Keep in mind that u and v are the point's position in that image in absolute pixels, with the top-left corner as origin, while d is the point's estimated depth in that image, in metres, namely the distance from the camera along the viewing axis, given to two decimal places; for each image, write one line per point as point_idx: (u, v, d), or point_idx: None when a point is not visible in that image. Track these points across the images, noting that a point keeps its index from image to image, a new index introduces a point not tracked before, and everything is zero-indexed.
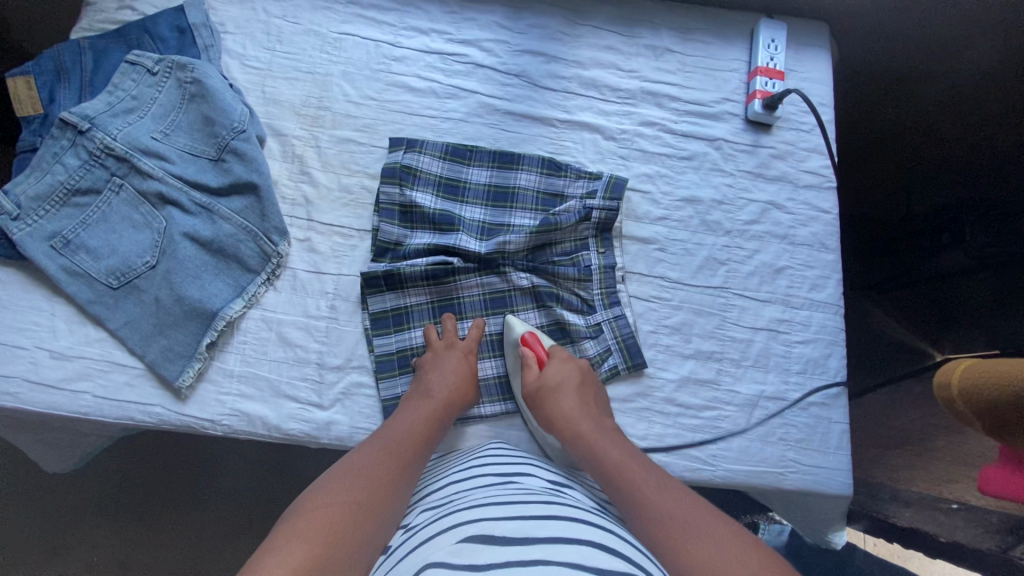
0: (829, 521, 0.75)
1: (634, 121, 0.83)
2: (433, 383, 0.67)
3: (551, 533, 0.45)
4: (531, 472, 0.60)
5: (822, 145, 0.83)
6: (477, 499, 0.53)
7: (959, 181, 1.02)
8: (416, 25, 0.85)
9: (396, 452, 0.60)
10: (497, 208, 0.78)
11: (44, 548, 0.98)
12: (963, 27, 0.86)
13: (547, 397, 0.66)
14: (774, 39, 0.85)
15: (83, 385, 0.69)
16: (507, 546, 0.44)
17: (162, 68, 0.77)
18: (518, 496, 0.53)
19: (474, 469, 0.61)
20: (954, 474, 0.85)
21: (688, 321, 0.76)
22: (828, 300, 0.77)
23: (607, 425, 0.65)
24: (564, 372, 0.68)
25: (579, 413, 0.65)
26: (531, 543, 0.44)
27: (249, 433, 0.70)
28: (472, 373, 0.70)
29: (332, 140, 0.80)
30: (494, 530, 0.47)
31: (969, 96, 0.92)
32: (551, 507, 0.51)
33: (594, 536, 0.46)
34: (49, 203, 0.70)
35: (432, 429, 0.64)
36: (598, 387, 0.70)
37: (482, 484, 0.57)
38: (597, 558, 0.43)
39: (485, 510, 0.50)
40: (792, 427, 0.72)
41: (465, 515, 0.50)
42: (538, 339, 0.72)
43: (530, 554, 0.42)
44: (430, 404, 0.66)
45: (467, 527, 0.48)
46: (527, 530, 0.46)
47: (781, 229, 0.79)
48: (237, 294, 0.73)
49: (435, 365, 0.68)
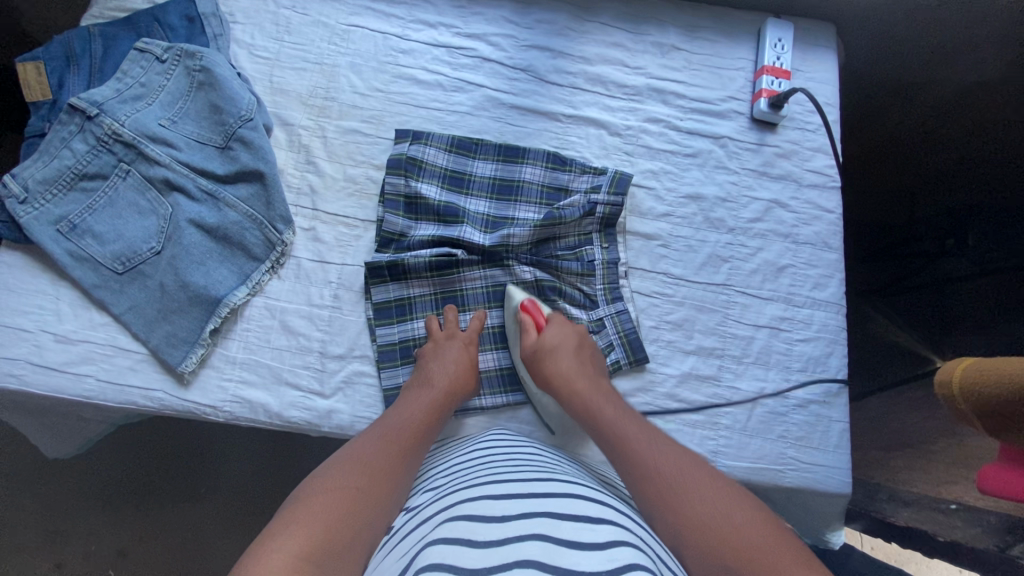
0: (828, 521, 0.75)
1: (639, 117, 0.83)
2: (433, 371, 0.67)
3: (548, 509, 0.46)
4: (532, 454, 0.61)
5: (828, 145, 0.83)
6: (477, 478, 0.54)
7: (958, 188, 1.04)
8: (424, 18, 0.86)
9: (397, 438, 0.60)
10: (501, 202, 0.78)
11: (43, 535, 0.98)
12: (965, 34, 0.87)
13: (544, 360, 0.67)
14: (781, 39, 0.85)
15: (87, 369, 0.69)
16: (506, 522, 0.45)
17: (171, 57, 0.78)
18: (518, 475, 0.54)
19: (478, 452, 0.62)
20: (952, 476, 0.88)
21: (689, 317, 0.76)
22: (830, 299, 0.77)
23: (603, 386, 0.67)
24: (561, 335, 0.69)
25: (576, 373, 0.66)
26: (531, 516, 0.45)
27: (251, 420, 0.70)
28: (474, 363, 0.70)
29: (338, 131, 0.81)
30: (492, 507, 0.47)
31: (973, 100, 0.94)
32: (552, 484, 0.52)
33: (593, 512, 0.47)
34: (56, 187, 0.71)
35: (434, 417, 0.65)
36: (595, 351, 0.71)
37: (483, 465, 0.58)
38: (596, 532, 0.43)
39: (483, 488, 0.51)
40: (793, 425, 0.72)
41: (464, 493, 0.51)
42: (537, 307, 0.72)
43: (530, 528, 0.44)
44: (431, 392, 0.66)
45: (468, 504, 0.49)
46: (525, 505, 0.47)
47: (784, 227, 0.80)
48: (242, 281, 0.73)
49: (438, 353, 0.69)
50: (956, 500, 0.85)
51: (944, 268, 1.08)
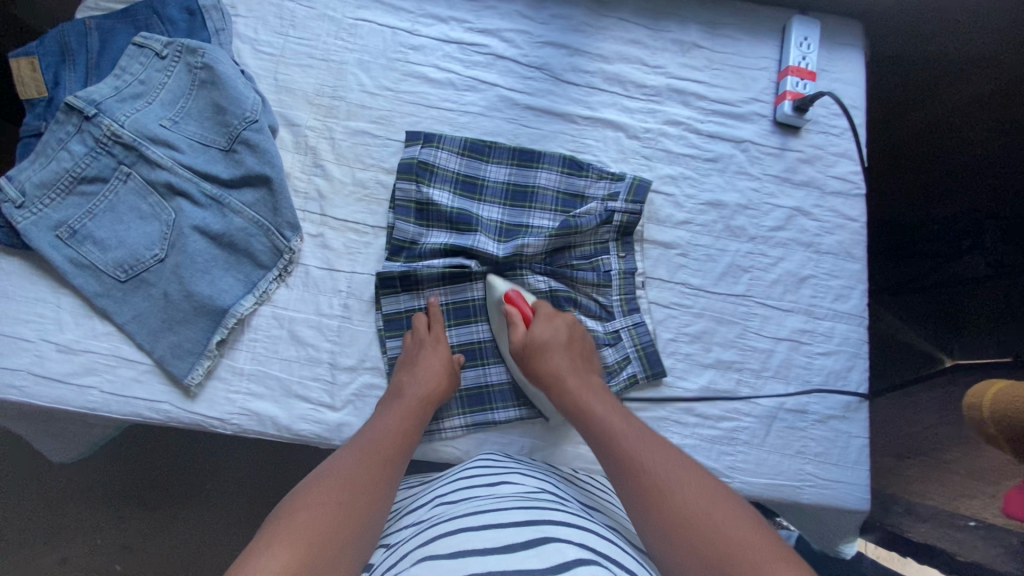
0: (842, 534, 0.75)
1: (659, 119, 0.80)
2: (405, 384, 0.65)
3: (529, 538, 0.46)
4: (514, 480, 0.60)
5: (853, 149, 0.80)
6: (457, 511, 0.53)
7: (962, 193, 1.03)
8: (435, 12, 0.82)
9: (376, 453, 0.59)
10: (515, 208, 0.76)
11: (47, 533, 0.98)
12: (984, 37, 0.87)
13: (535, 355, 0.65)
14: (807, 38, 0.82)
15: (90, 380, 0.67)
16: (485, 555, 0.44)
17: (171, 52, 0.74)
18: (498, 503, 0.53)
19: (461, 481, 0.60)
20: (968, 490, 0.87)
21: (708, 329, 0.74)
22: (852, 311, 0.75)
23: (594, 382, 0.66)
24: (551, 331, 0.67)
25: (568, 371, 0.65)
26: (512, 550, 0.44)
27: (259, 433, 0.69)
28: (450, 363, 0.69)
29: (346, 132, 0.78)
30: (473, 541, 0.47)
31: (988, 105, 0.94)
32: (533, 511, 0.51)
33: (575, 536, 0.47)
34: (54, 191, 0.68)
35: (414, 427, 0.64)
36: (587, 343, 0.70)
37: (464, 494, 0.57)
38: (577, 556, 0.43)
39: (465, 520, 0.50)
40: (811, 440, 0.71)
41: (444, 527, 0.50)
42: (522, 297, 0.70)
43: (511, 563, 0.43)
44: (406, 404, 0.64)
45: (448, 539, 0.48)
46: (506, 537, 0.47)
47: (807, 236, 0.77)
48: (248, 290, 0.71)
49: (411, 365, 0.66)
50: (974, 517, 0.83)
51: (961, 268, 1.06)
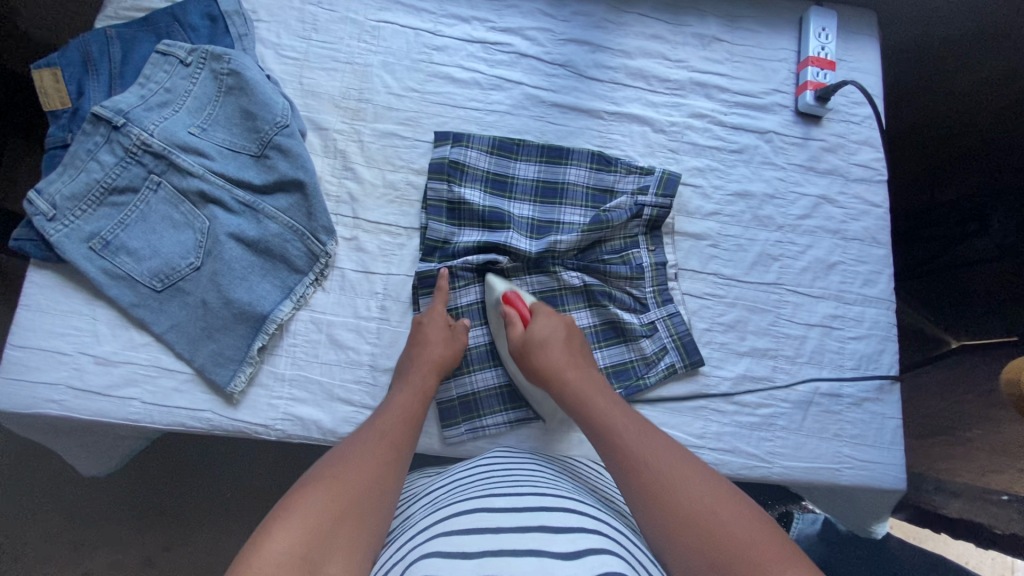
0: (875, 514, 0.76)
1: (683, 112, 0.81)
2: (408, 365, 0.66)
3: (542, 524, 0.47)
4: (530, 468, 0.61)
5: (873, 137, 0.82)
6: (472, 492, 0.54)
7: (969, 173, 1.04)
8: (457, 12, 0.82)
9: (387, 431, 0.59)
10: (546, 205, 0.76)
11: (70, 548, 0.97)
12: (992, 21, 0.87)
13: (533, 351, 0.65)
14: (824, 28, 0.83)
15: (131, 391, 0.67)
16: (500, 535, 0.45)
17: (196, 59, 0.74)
18: (513, 488, 0.54)
19: (478, 468, 0.61)
20: (995, 464, 0.96)
21: (742, 318, 0.75)
22: (880, 295, 0.77)
23: (594, 378, 0.66)
24: (550, 327, 0.67)
25: (568, 366, 0.65)
26: (524, 530, 0.45)
27: (304, 437, 0.69)
28: (455, 341, 0.69)
29: (375, 134, 0.78)
30: (488, 521, 0.47)
31: (995, 91, 0.95)
32: (546, 498, 0.52)
33: (586, 522, 0.48)
34: (85, 202, 0.68)
35: (422, 404, 0.64)
36: (584, 341, 0.70)
37: (480, 479, 0.58)
38: (589, 543, 0.44)
39: (482, 501, 0.51)
40: (847, 423, 0.72)
41: (461, 505, 0.51)
42: (520, 297, 0.70)
43: (524, 542, 0.44)
44: (414, 386, 0.65)
45: (467, 516, 0.49)
46: (518, 520, 0.47)
47: (833, 223, 0.79)
48: (285, 295, 0.71)
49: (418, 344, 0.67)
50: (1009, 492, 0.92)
51: (967, 251, 1.04)
